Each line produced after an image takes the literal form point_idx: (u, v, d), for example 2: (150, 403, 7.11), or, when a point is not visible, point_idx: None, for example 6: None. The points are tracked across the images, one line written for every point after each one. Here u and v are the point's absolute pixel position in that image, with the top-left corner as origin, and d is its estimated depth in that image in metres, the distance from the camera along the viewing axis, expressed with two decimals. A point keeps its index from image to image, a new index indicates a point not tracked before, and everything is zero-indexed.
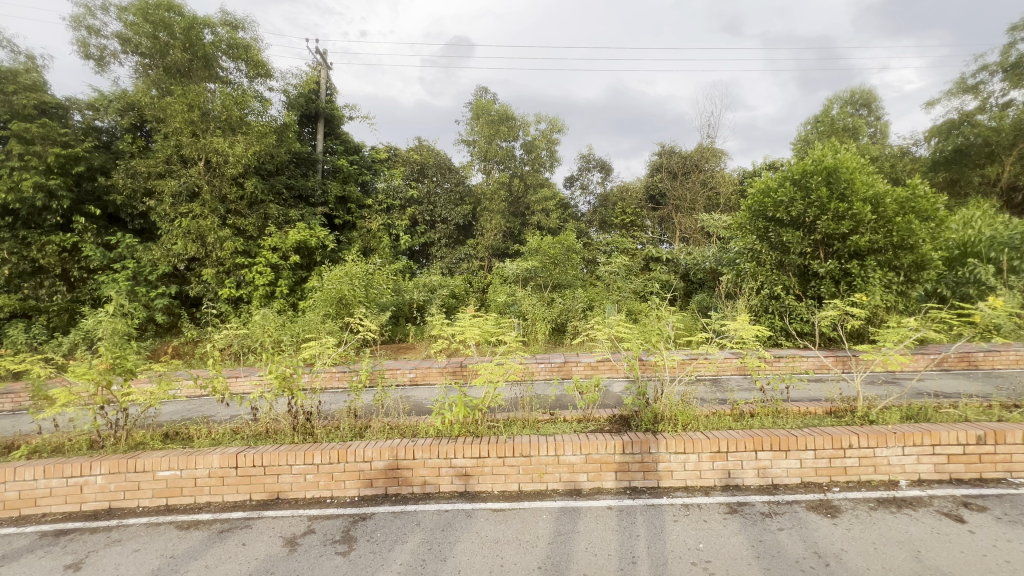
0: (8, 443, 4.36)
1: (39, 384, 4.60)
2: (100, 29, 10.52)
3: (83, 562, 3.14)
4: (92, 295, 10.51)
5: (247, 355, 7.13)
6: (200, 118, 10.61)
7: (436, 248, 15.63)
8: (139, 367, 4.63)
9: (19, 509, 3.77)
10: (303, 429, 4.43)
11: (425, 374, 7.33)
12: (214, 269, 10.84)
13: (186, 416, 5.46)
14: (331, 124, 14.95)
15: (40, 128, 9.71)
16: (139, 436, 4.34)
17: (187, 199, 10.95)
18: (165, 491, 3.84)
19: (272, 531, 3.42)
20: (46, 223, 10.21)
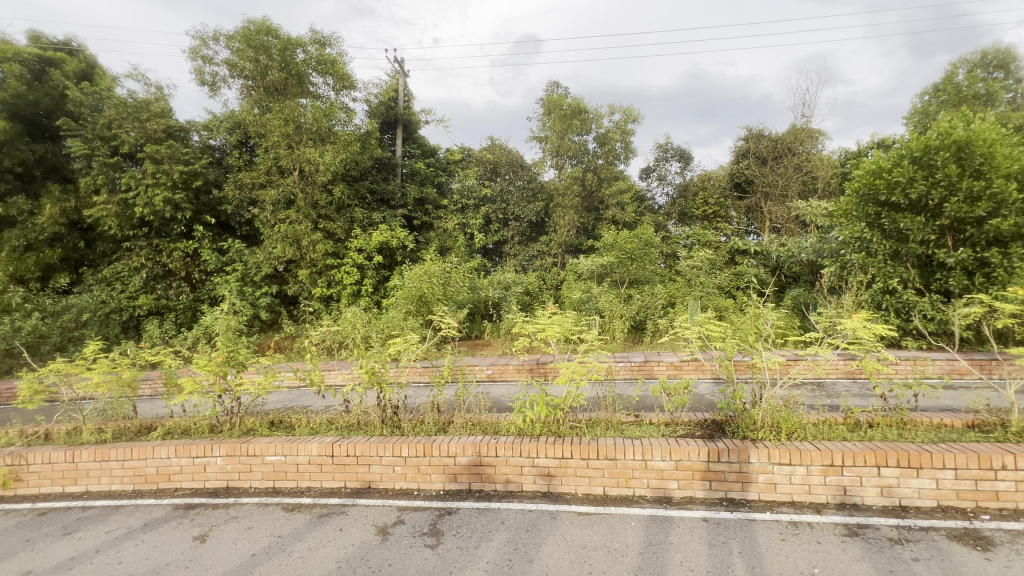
0: (147, 424, 4.99)
1: (170, 373, 5.22)
2: (212, 58, 11.78)
3: (208, 534, 3.50)
4: (209, 295, 11.79)
5: (339, 349, 7.62)
6: (295, 131, 11.53)
7: (510, 246, 15.75)
8: (248, 360, 5.07)
9: (156, 483, 4.29)
10: (391, 422, 4.61)
11: (502, 371, 7.40)
12: (309, 269, 11.74)
13: (289, 405, 5.94)
14: (409, 130, 15.62)
15: (167, 149, 11.11)
16: (249, 423, 4.77)
17: (285, 206, 11.97)
18: (272, 474, 4.18)
19: (365, 519, 3.59)
20: (173, 232, 11.63)
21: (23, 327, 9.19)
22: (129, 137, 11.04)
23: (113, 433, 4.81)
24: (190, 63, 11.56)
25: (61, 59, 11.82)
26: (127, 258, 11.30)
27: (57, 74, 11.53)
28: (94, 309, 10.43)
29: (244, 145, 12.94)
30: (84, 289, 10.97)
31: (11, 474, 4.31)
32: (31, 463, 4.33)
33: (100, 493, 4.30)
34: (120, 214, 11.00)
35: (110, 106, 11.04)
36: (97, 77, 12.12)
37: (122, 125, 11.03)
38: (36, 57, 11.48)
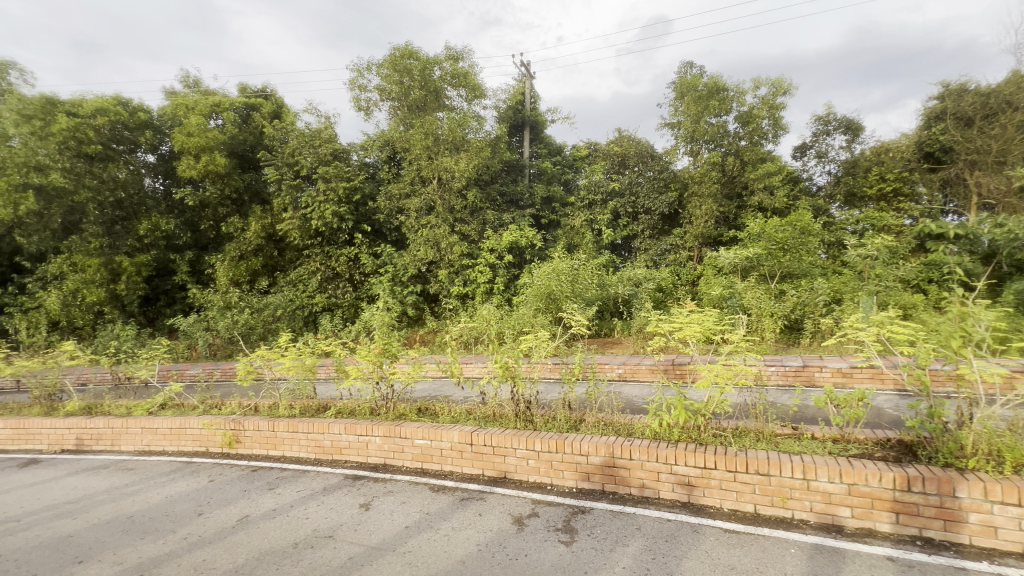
0: (323, 403, 5.88)
1: (340, 361, 6.09)
2: (366, 86, 13.44)
3: (371, 503, 4.00)
4: (367, 294, 13.48)
5: (475, 344, 8.12)
6: (433, 142, 12.58)
7: (640, 240, 15.09)
8: (400, 352, 5.67)
9: (331, 454, 5.04)
10: (524, 416, 4.74)
11: (634, 370, 7.14)
12: (447, 270, 12.72)
13: (434, 394, 6.51)
14: (536, 130, 16.01)
15: (334, 169, 13.03)
16: (401, 408, 5.34)
17: (427, 212, 13.14)
18: (420, 456, 4.61)
19: (502, 507, 3.75)
20: (339, 240, 13.56)
21: (239, 320, 11.78)
22: (306, 162, 13.19)
23: (300, 409, 5.79)
24: (350, 92, 13.33)
25: (259, 103, 14.62)
26: (307, 263, 13.50)
27: (257, 116, 14.29)
28: (285, 306, 12.66)
29: (392, 159, 14.57)
30: (278, 290, 13.37)
31: (234, 436, 5.46)
32: (246, 429, 5.42)
33: (292, 458, 5.20)
34: (301, 227, 13.20)
35: (293, 138, 13.31)
36: (284, 114, 14.75)
37: (301, 152, 13.21)
38: (244, 104, 14.37)
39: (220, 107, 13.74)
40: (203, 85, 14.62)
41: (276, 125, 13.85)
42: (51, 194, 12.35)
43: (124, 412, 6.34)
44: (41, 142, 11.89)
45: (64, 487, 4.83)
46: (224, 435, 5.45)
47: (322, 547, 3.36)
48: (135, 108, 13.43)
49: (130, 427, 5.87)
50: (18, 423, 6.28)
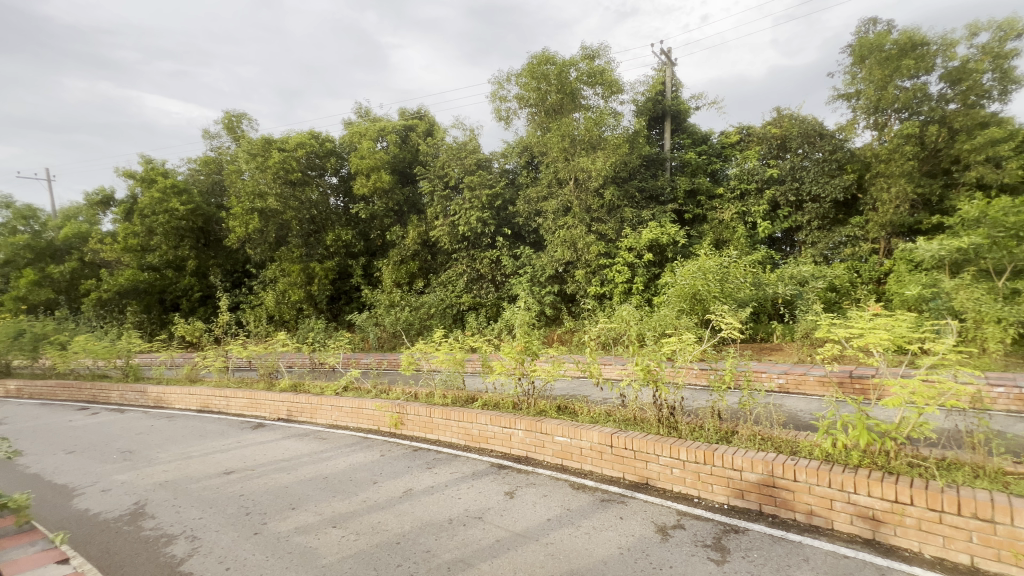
0: (471, 395, 6.38)
1: (485, 357, 6.54)
2: (506, 96, 14.16)
3: (515, 492, 4.23)
4: (508, 294, 14.20)
5: (614, 345, 8.03)
6: (570, 144, 12.68)
7: (805, 233, 13.20)
8: (540, 350, 5.87)
9: (478, 442, 5.46)
10: (668, 422, 4.52)
11: (798, 381, 6.30)
12: (584, 270, 12.75)
13: (573, 393, 6.60)
14: (678, 120, 15.12)
15: (478, 178, 14.05)
16: (541, 405, 5.53)
17: (564, 214, 13.34)
18: (560, 452, 4.73)
19: (644, 514, 3.65)
20: (483, 243, 14.53)
21: (401, 317, 13.47)
22: (454, 173, 14.43)
23: (451, 398, 6.37)
24: (491, 104, 14.20)
25: (416, 124, 16.47)
26: (455, 266, 14.75)
27: (414, 136, 16.12)
28: (437, 305, 14.00)
29: (530, 164, 15.12)
30: (431, 290, 14.86)
31: (399, 418, 6.25)
32: (408, 413, 6.17)
33: (446, 442, 5.76)
34: (450, 233, 14.48)
35: (443, 152, 14.69)
36: (436, 131, 16.37)
37: (450, 164, 14.51)
38: (403, 127, 16.33)
39: (385, 132, 15.85)
40: (372, 114, 17.01)
41: (429, 142, 15.47)
42: (268, 214, 15.59)
43: (319, 391, 7.72)
44: (262, 173, 15.12)
45: (280, 448, 6.07)
46: (392, 416, 6.28)
47: (473, 526, 3.67)
48: (324, 140, 16.28)
49: (323, 404, 7.12)
50: (250, 394, 8.08)
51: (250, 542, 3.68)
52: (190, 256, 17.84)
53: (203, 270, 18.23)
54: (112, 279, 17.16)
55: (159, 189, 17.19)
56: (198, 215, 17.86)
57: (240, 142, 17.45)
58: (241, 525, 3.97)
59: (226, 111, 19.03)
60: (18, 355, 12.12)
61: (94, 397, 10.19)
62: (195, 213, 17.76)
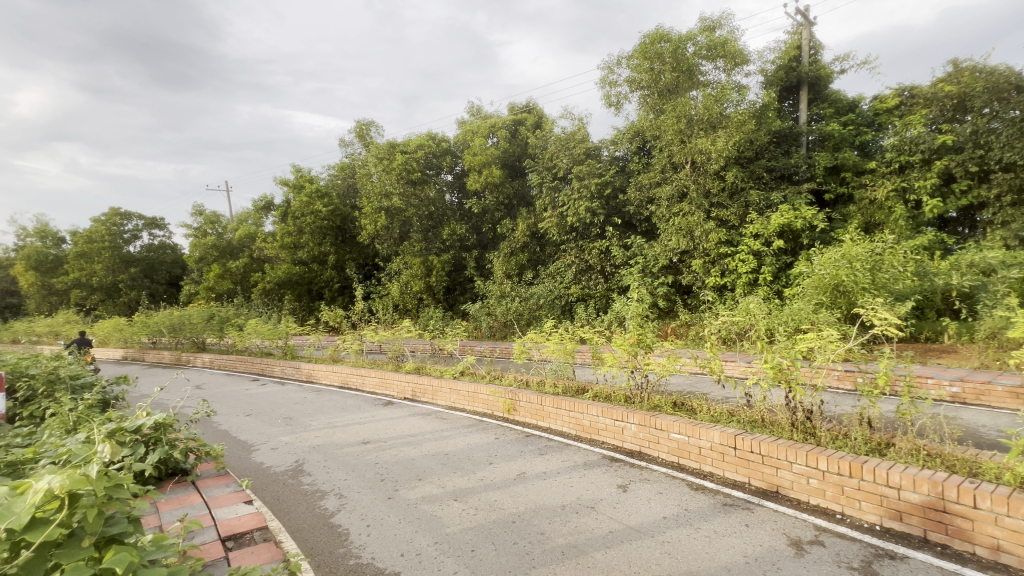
0: (582, 386, 6.38)
1: (596, 348, 6.48)
2: (616, 81, 13.72)
3: (628, 486, 4.17)
4: (618, 285, 13.85)
5: (738, 340, 7.45)
6: (686, 125, 11.90)
7: (992, 211, 10.81)
8: (654, 343, 5.65)
9: (589, 433, 5.46)
10: (803, 428, 4.07)
11: (978, 391, 5.23)
12: (702, 259, 11.94)
13: (690, 390, 6.27)
14: (817, 88, 13.34)
15: (587, 167, 13.87)
16: (656, 400, 5.33)
17: (679, 199, 12.60)
18: (676, 450, 4.54)
19: (775, 524, 3.35)
20: (592, 234, 14.33)
21: (511, 308, 14.03)
22: (563, 163, 14.41)
23: (562, 388, 6.44)
24: (601, 90, 13.86)
25: (525, 118, 16.75)
26: (564, 257, 14.75)
27: (523, 130, 16.42)
28: (546, 296, 14.19)
29: (642, 149, 14.51)
30: (540, 281, 15.07)
31: (511, 404, 6.50)
32: (521, 400, 6.38)
33: (557, 430, 5.86)
34: (559, 224, 14.53)
35: (552, 143, 14.73)
36: (544, 123, 16.47)
37: (558, 155, 14.53)
38: (513, 121, 16.72)
39: (496, 128, 16.38)
40: (484, 111, 17.66)
41: (538, 135, 15.66)
42: (393, 212, 17.14)
43: (439, 374, 8.34)
44: (388, 175, 16.69)
45: (408, 425, 6.70)
46: (505, 402, 6.56)
47: (586, 515, 3.70)
48: (440, 141, 17.39)
49: (443, 387, 7.69)
50: (381, 374, 9.02)
51: (385, 505, 4.13)
52: (330, 251, 20.36)
53: (341, 264, 20.68)
54: (273, 272, 20.31)
55: (307, 194, 19.85)
56: (337, 215, 20.28)
57: (369, 148, 19.37)
58: (377, 489, 4.49)
59: (357, 121, 21.24)
60: (210, 333, 14.97)
61: (263, 370, 12.21)
62: (335, 214, 20.18)
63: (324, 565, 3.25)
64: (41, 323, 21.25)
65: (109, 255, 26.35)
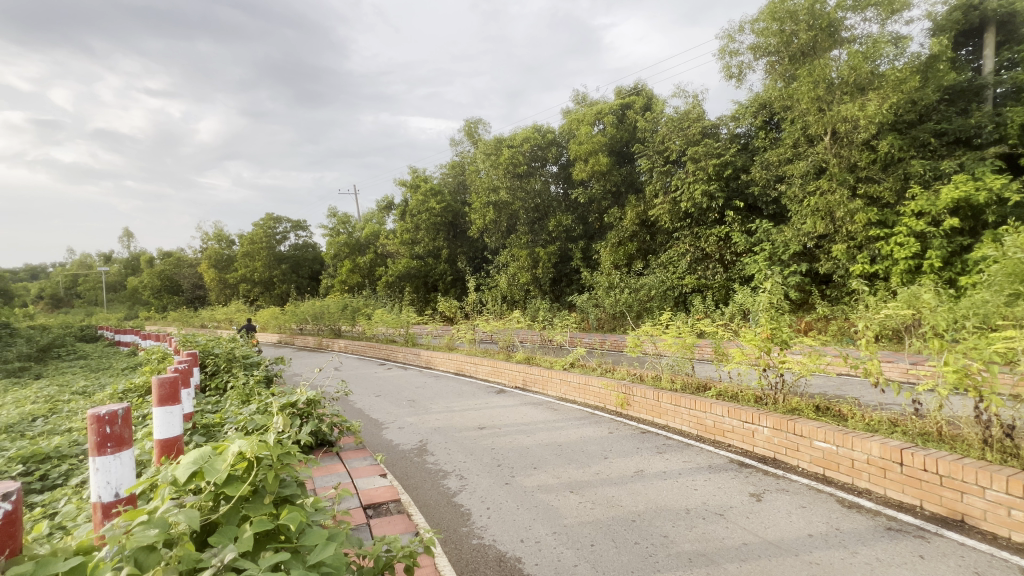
0: (704, 383, 5.94)
1: (719, 342, 5.96)
2: (738, 49, 12.45)
3: (763, 496, 3.78)
4: (740, 275, 12.68)
5: (901, 337, 6.41)
6: (826, 91, 10.37)
7: None
8: (792, 339, 5.02)
9: (713, 434, 5.07)
10: (999, 447, 3.32)
11: None
12: (845, 244, 10.43)
13: (837, 393, 5.51)
14: (1010, 27, 10.76)
15: (704, 147, 12.82)
16: (794, 402, 4.76)
17: (815, 176, 11.11)
18: (822, 460, 4.01)
19: (961, 559, 2.78)
20: (709, 219, 13.25)
21: (620, 299, 13.69)
22: (675, 145, 13.44)
23: (681, 384, 6.07)
24: (719, 62, 12.69)
25: (633, 100, 15.95)
26: (676, 245, 13.84)
27: (631, 113, 15.65)
28: (658, 287, 13.50)
29: (769, 123, 13.04)
30: (651, 271, 14.36)
31: (625, 398, 6.29)
32: (635, 394, 6.16)
33: (676, 429, 5.54)
34: (671, 210, 13.62)
35: (663, 125, 13.80)
36: (654, 104, 15.53)
37: (670, 137, 13.56)
38: (620, 106, 16.04)
39: (602, 114, 15.85)
40: (589, 98, 17.23)
41: (647, 117, 14.82)
42: (500, 206, 17.61)
43: (550, 365, 8.37)
44: (496, 170, 17.20)
45: (521, 413, 6.84)
46: (618, 396, 6.37)
47: (714, 522, 3.43)
48: (545, 132, 17.36)
49: (553, 377, 7.73)
50: (493, 363, 9.35)
51: (503, 490, 4.26)
52: (444, 246, 21.62)
53: (453, 257, 21.83)
54: (395, 266, 22.18)
55: (422, 192, 21.27)
56: (449, 212, 21.43)
57: (477, 145, 20.08)
58: (495, 474, 4.65)
59: (466, 120, 22.12)
60: (344, 321, 16.87)
61: (388, 356, 13.41)
62: (447, 210, 21.35)
63: (450, 541, 3.44)
64: (219, 312, 25.75)
65: (266, 254, 30.93)
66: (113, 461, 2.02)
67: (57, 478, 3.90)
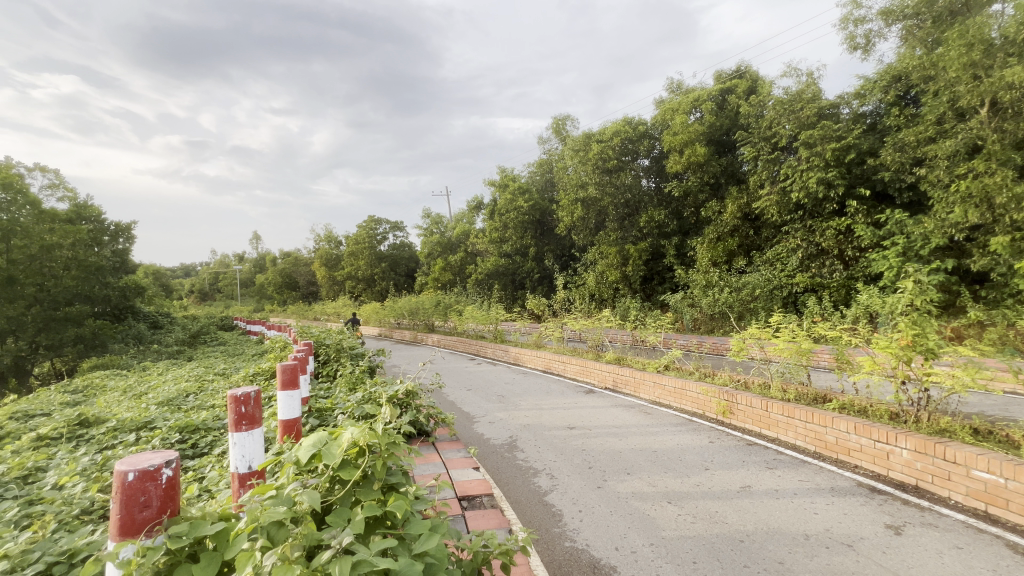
0: (823, 394, 5.27)
1: (843, 348, 5.21)
2: (865, 16, 10.96)
3: (903, 529, 3.25)
4: (865, 272, 11.12)
5: None
6: (983, 54, 8.70)
7: None
8: (942, 348, 4.21)
9: (836, 453, 4.48)
10: None
11: None
12: (1005, 236, 8.73)
13: (1000, 415, 4.58)
14: None
15: (821, 130, 11.41)
16: (942, 422, 4.04)
17: (967, 156, 9.36)
18: (983, 494, 3.35)
19: None
20: (826, 211, 11.81)
21: (719, 298, 12.78)
22: (785, 130, 12.12)
23: (794, 394, 5.44)
24: (841, 33, 11.27)
25: (735, 84, 14.69)
26: (785, 240, 12.61)
27: (733, 98, 14.44)
28: (763, 286, 12.36)
29: (905, 97, 11.28)
30: (754, 269, 13.24)
31: (727, 406, 5.83)
32: (739, 402, 5.68)
33: (788, 443, 4.99)
34: (780, 202, 12.39)
35: (770, 108, 12.53)
36: (760, 87, 14.19)
37: (779, 121, 12.26)
38: (720, 91, 14.87)
39: (700, 101, 14.82)
40: (685, 85, 16.25)
41: (752, 101, 13.61)
42: (589, 203, 17.32)
43: (642, 367, 8.00)
44: (585, 166, 16.93)
45: (611, 415, 6.62)
46: (719, 403, 5.92)
47: (839, 552, 3.03)
48: (637, 125, 16.62)
49: (646, 380, 7.38)
50: (583, 362, 9.20)
51: (595, 494, 4.14)
52: (531, 244, 21.76)
53: (541, 255, 21.88)
54: (485, 264, 22.86)
55: (511, 192, 21.57)
56: (536, 210, 21.50)
57: (565, 142, 19.89)
58: (587, 477, 4.53)
59: (554, 118, 22.03)
60: (437, 317, 17.73)
61: (478, 351, 13.83)
62: (535, 208, 21.43)
63: (543, 541, 3.42)
64: (329, 306, 28.47)
65: (368, 253, 33.55)
66: (247, 437, 2.27)
67: (204, 446, 4.54)
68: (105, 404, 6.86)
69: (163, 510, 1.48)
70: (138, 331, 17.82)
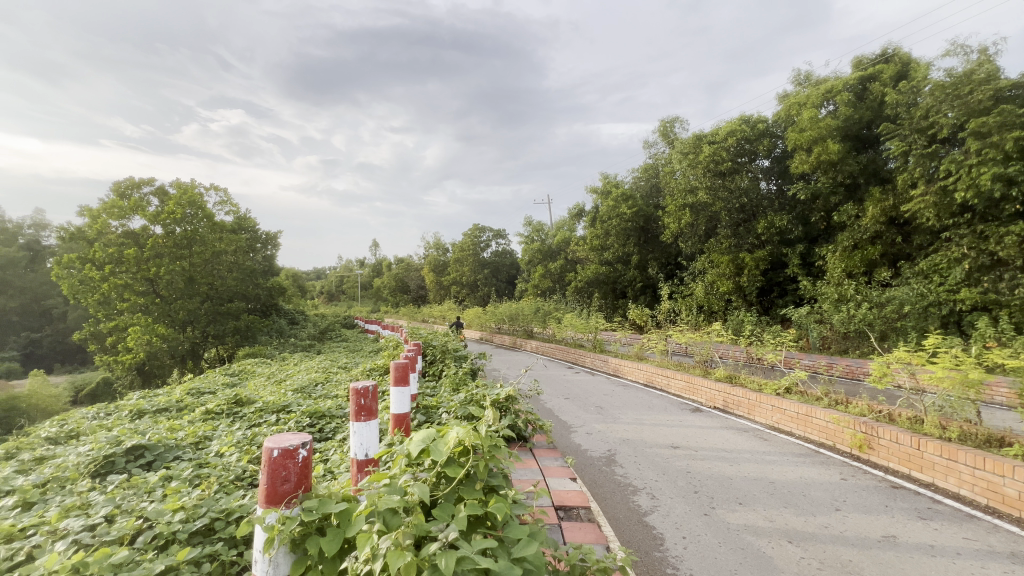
0: (1000, 438, 4.31)
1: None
2: None
3: None
4: None
5: None
6: None
7: None
8: None
9: (1019, 511, 3.63)
10: None
11: None
12: None
13: None
14: None
15: (997, 116, 9.42)
16: None
17: None
18: None
19: None
20: (1004, 213, 9.77)
21: (856, 314, 11.17)
22: (948, 119, 10.30)
23: (959, 434, 4.53)
24: None
25: (880, 70, 12.80)
26: (946, 249, 10.74)
27: (876, 86, 12.62)
28: (914, 302, 10.58)
29: None
30: (902, 283, 11.45)
31: (864, 440, 5.06)
32: (880, 437, 4.90)
33: (947, 492, 4.19)
34: (939, 203, 10.57)
35: (927, 95, 10.75)
36: (913, 70, 12.21)
37: (939, 110, 10.46)
38: (860, 79, 13.06)
39: (834, 92, 13.18)
40: (816, 76, 14.56)
41: (902, 88, 11.78)
42: (698, 208, 16.29)
43: (757, 388, 7.25)
44: (694, 170, 15.97)
45: (722, 437, 6.11)
46: (854, 436, 5.16)
47: None
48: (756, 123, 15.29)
49: (763, 403, 6.70)
50: (689, 379, 8.64)
51: (701, 521, 3.85)
52: (634, 251, 21.05)
53: (644, 263, 21.06)
54: (585, 272, 22.64)
55: (614, 198, 21.10)
56: (640, 216, 20.72)
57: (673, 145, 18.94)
58: (692, 501, 4.23)
59: (661, 121, 21.13)
60: (536, 323, 17.93)
61: (576, 359, 13.71)
62: (638, 215, 20.69)
63: (642, 564, 3.26)
64: (436, 309, 30.28)
65: (472, 260, 35.12)
66: (365, 427, 2.48)
67: (329, 431, 5.11)
68: (255, 387, 8.04)
69: (299, 485, 1.68)
70: (280, 326, 20.62)
